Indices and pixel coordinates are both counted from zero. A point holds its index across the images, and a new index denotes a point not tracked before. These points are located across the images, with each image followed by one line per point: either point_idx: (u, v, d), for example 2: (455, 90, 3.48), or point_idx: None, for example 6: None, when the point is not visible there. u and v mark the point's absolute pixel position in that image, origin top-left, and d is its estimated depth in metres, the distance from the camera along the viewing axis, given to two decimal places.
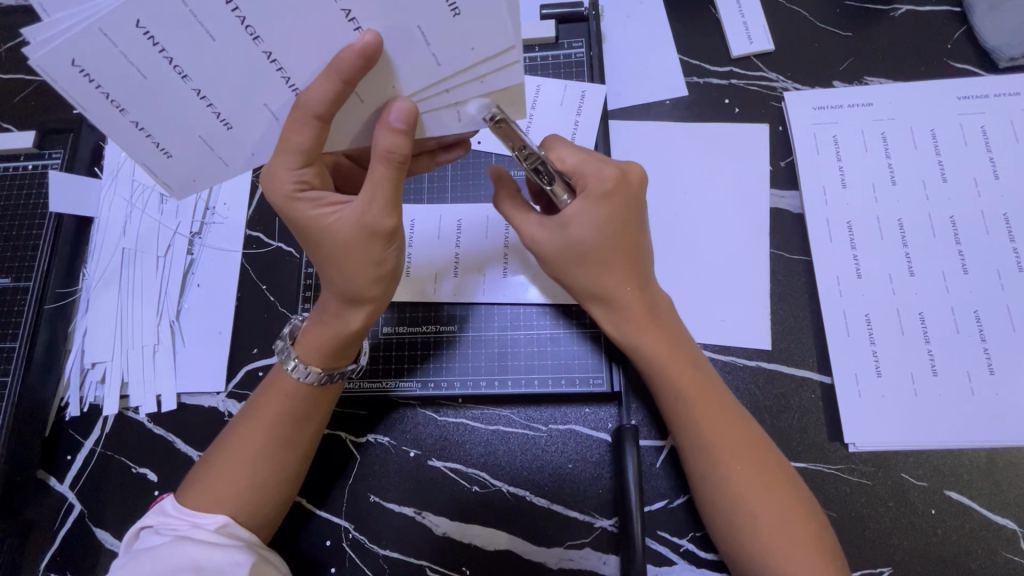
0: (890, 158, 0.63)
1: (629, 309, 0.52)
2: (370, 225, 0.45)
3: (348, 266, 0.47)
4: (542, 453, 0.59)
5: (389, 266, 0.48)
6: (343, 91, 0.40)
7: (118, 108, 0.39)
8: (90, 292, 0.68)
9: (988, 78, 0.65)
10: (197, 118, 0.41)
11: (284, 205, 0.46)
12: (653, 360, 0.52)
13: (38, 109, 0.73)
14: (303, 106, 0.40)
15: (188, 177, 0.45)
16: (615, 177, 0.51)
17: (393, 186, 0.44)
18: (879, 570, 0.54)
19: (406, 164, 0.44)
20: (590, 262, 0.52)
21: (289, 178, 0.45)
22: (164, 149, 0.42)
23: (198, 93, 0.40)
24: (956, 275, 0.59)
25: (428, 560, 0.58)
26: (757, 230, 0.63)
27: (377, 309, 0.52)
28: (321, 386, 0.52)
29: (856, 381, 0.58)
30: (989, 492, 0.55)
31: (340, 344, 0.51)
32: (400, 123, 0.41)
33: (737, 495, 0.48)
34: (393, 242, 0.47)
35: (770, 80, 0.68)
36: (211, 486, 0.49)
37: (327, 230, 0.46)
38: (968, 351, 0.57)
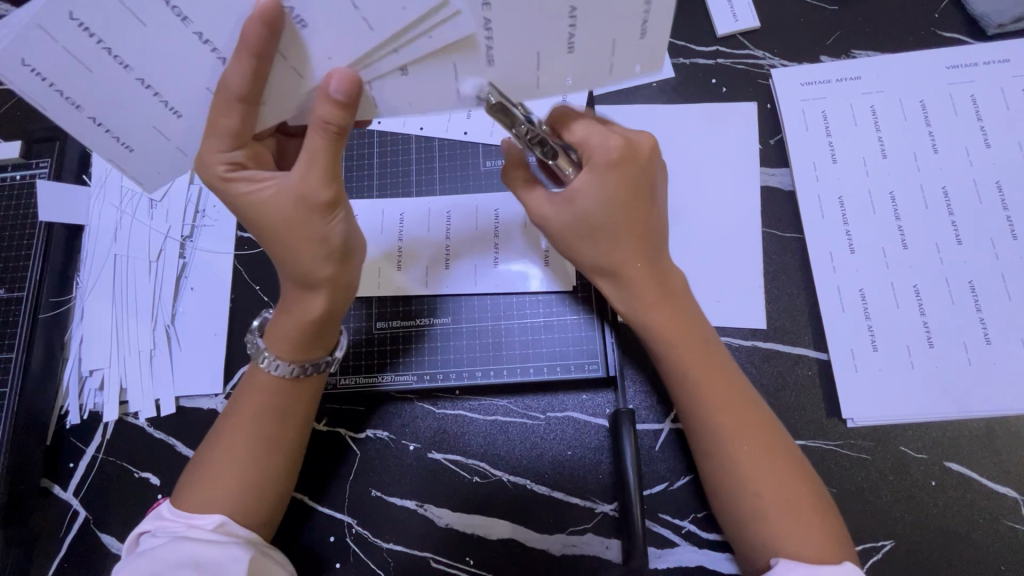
0: (880, 132, 0.63)
1: (638, 285, 0.52)
2: (306, 196, 0.45)
3: (294, 240, 0.47)
4: (540, 440, 0.59)
5: (337, 239, 0.47)
6: (260, 66, 0.40)
7: (73, 105, 0.41)
8: (84, 300, 0.68)
9: (977, 45, 0.64)
10: (145, 109, 0.42)
11: (220, 186, 0.46)
12: (663, 336, 0.52)
13: (23, 119, 0.73)
14: (226, 87, 0.41)
15: (153, 169, 0.46)
16: (621, 147, 0.49)
17: (327, 155, 0.44)
18: (883, 543, 0.54)
19: (344, 135, 0.44)
20: (598, 238, 0.52)
21: (220, 160, 0.45)
22: (124, 142, 0.44)
23: (143, 83, 0.40)
24: (950, 247, 0.59)
25: (431, 552, 0.58)
26: (748, 209, 0.62)
27: (338, 293, 0.50)
28: (294, 378, 0.52)
29: (854, 357, 0.57)
30: (989, 461, 0.55)
31: (305, 331, 0.50)
32: (339, 94, 0.41)
33: (740, 473, 0.47)
34: (336, 212, 0.47)
35: (757, 58, 0.67)
36: (204, 485, 0.49)
37: (265, 207, 0.46)
38: (965, 322, 0.57)
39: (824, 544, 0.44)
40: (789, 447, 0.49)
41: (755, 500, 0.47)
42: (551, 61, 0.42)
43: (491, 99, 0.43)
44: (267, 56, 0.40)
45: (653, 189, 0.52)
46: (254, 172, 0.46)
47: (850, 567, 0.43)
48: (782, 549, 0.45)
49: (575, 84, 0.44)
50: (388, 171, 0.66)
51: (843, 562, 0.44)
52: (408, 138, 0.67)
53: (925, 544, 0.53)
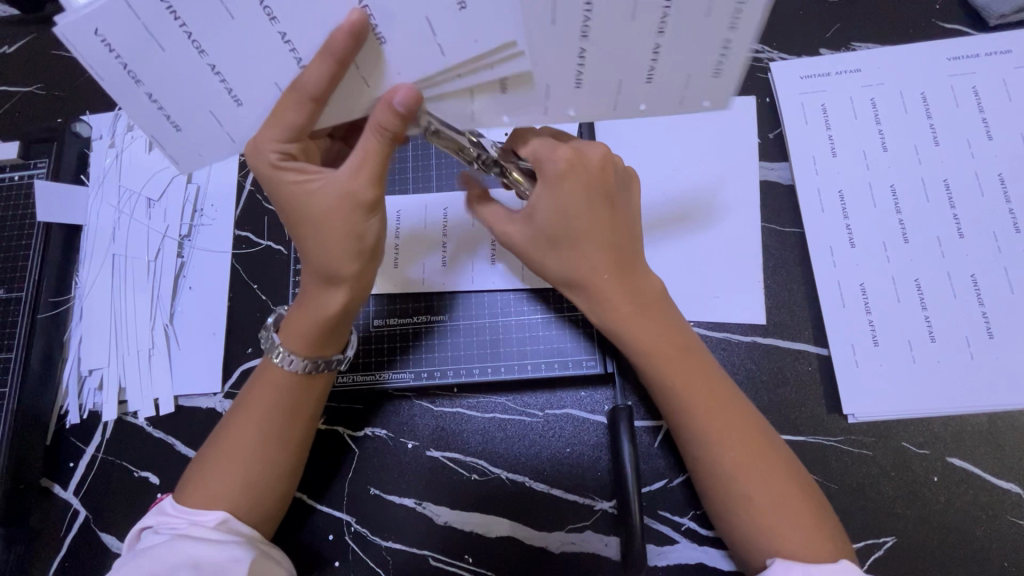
0: (881, 125, 0.62)
1: (610, 297, 0.51)
2: (353, 194, 0.46)
3: (330, 237, 0.47)
4: (539, 438, 0.59)
5: (372, 238, 0.48)
6: (337, 72, 0.40)
7: (134, 81, 0.39)
8: (84, 299, 0.68)
9: (977, 37, 0.63)
10: (208, 94, 0.40)
11: (267, 173, 0.46)
12: (641, 347, 0.51)
13: (22, 119, 0.73)
14: (297, 87, 0.41)
15: (198, 154, 0.44)
16: (570, 157, 0.49)
17: (380, 157, 0.45)
18: (884, 540, 0.53)
19: (398, 141, 0.44)
20: (565, 247, 0.51)
21: (272, 147, 0.44)
22: (176, 122, 0.42)
23: (211, 68, 0.39)
24: (951, 240, 0.58)
25: (430, 550, 0.58)
26: (747, 203, 0.62)
27: (356, 292, 0.50)
28: (306, 374, 0.52)
29: (854, 352, 0.57)
30: (992, 456, 0.54)
31: (321, 328, 0.50)
32: (402, 107, 0.41)
33: (730, 479, 0.47)
34: (375, 215, 0.47)
35: (755, 51, 0.67)
36: (209, 481, 0.49)
37: (314, 199, 0.47)
38: (967, 315, 0.56)
39: (820, 542, 0.44)
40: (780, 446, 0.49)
41: (744, 502, 0.46)
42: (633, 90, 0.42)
43: (427, 125, 0.44)
44: (346, 63, 0.39)
45: (613, 196, 0.51)
46: (302, 164, 0.47)
47: (849, 565, 0.43)
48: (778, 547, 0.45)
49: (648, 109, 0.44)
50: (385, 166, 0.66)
51: (839, 559, 0.43)
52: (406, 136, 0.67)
53: (927, 541, 0.53)
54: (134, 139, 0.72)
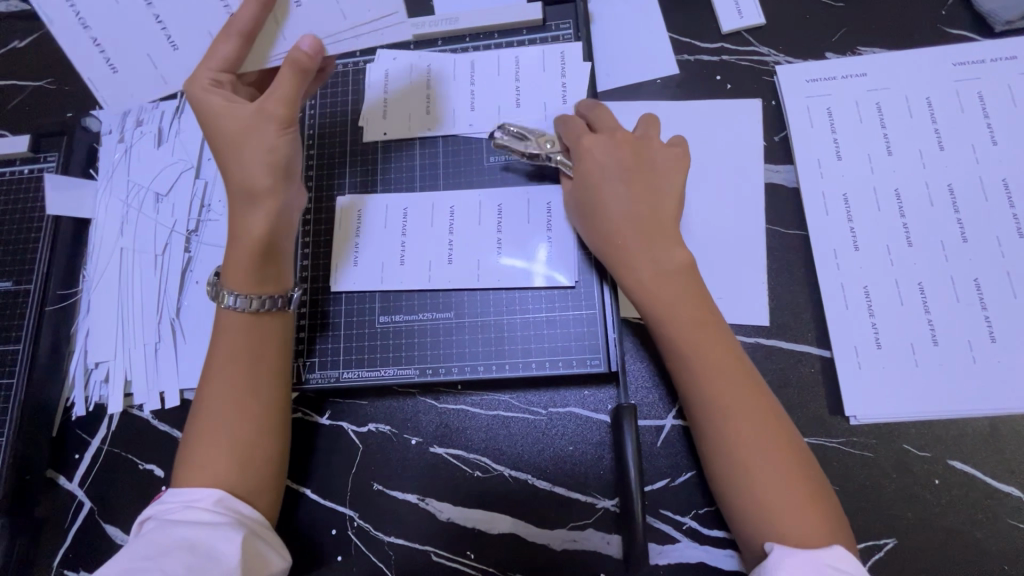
0: (886, 129, 0.62)
1: (663, 262, 0.54)
2: (269, 115, 0.51)
3: (249, 150, 0.51)
4: (542, 435, 0.60)
5: (283, 156, 0.52)
6: (262, 14, 0.49)
7: (83, 27, 0.49)
8: (91, 293, 0.69)
9: (983, 43, 0.64)
10: (149, 40, 0.51)
11: (199, 97, 0.51)
12: (677, 310, 0.52)
13: (33, 114, 0.74)
14: (232, 22, 0.49)
15: (128, 93, 0.53)
16: (629, 137, 0.59)
17: (291, 89, 0.51)
18: (885, 541, 0.53)
19: (307, 80, 0.51)
20: (630, 224, 0.55)
21: (207, 76, 0.51)
22: (111, 64, 0.51)
23: (157, 19, 0.50)
24: (955, 244, 0.59)
25: (432, 545, 0.58)
26: (752, 205, 0.62)
27: (277, 213, 0.53)
28: (253, 313, 0.53)
29: (857, 354, 0.57)
30: (993, 460, 0.55)
31: (253, 256, 0.53)
32: (307, 49, 0.49)
33: (732, 438, 0.48)
34: (289, 132, 0.52)
35: (762, 54, 0.67)
36: (201, 437, 0.50)
37: (231, 121, 0.51)
38: (970, 319, 0.57)
39: (818, 524, 0.44)
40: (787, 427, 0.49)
41: (750, 477, 0.46)
42: None
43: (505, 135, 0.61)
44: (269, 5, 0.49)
45: (669, 176, 0.58)
46: (229, 94, 0.51)
47: (842, 551, 0.42)
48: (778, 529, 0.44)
49: None
50: (392, 167, 0.67)
51: (834, 545, 0.43)
52: (413, 138, 0.67)
53: (927, 543, 0.53)
54: (143, 134, 0.72)
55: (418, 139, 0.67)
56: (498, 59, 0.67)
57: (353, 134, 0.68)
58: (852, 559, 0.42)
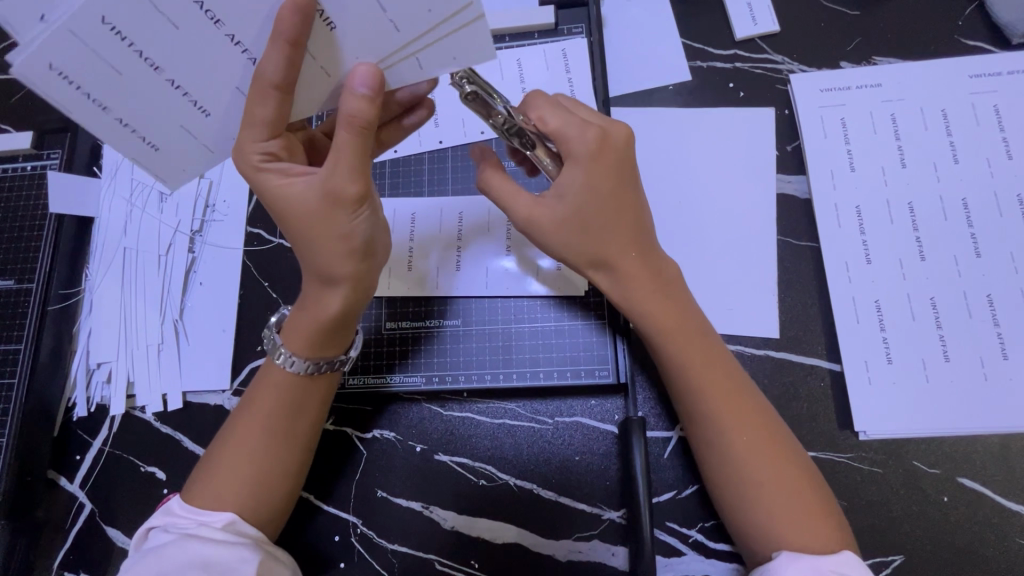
0: (900, 141, 0.62)
1: (633, 276, 0.51)
2: (335, 191, 0.43)
3: (323, 241, 0.45)
4: (548, 445, 0.59)
5: (360, 239, 0.45)
6: (295, 56, 0.39)
7: (100, 107, 0.39)
8: (93, 292, 0.68)
9: (1000, 55, 0.63)
10: (175, 109, 0.41)
11: (251, 177, 0.45)
12: (659, 330, 0.50)
13: (35, 109, 0.73)
14: (259, 75, 0.39)
15: (177, 168, 0.45)
16: (598, 138, 0.48)
17: (357, 153, 0.42)
18: (892, 558, 0.53)
19: (372, 132, 0.43)
20: (585, 234, 0.50)
21: (255, 149, 0.44)
22: (150, 142, 0.42)
23: (172, 84, 0.39)
24: (968, 259, 0.58)
25: (437, 554, 0.58)
26: (764, 215, 0.62)
27: (356, 292, 0.48)
28: (309, 375, 0.51)
29: (867, 369, 0.57)
30: (1003, 478, 0.54)
31: (321, 330, 0.49)
32: (365, 88, 0.40)
33: (742, 456, 0.47)
34: (364, 208, 0.45)
35: (776, 62, 0.66)
36: (214, 492, 0.48)
37: (294, 201, 0.45)
38: (981, 335, 0.56)
39: (822, 531, 0.44)
40: (784, 432, 0.48)
41: (758, 488, 0.46)
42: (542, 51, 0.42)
43: (467, 88, 0.45)
44: (302, 44, 0.39)
45: (634, 177, 0.51)
46: (287, 166, 0.45)
47: (849, 555, 0.42)
48: (784, 541, 0.44)
49: None
50: (400, 173, 0.66)
51: (844, 552, 0.43)
52: (422, 147, 0.66)
53: (935, 560, 0.53)
54: None
55: (426, 152, 0.66)
56: (499, 63, 0.66)
57: None
58: (859, 565, 0.42)
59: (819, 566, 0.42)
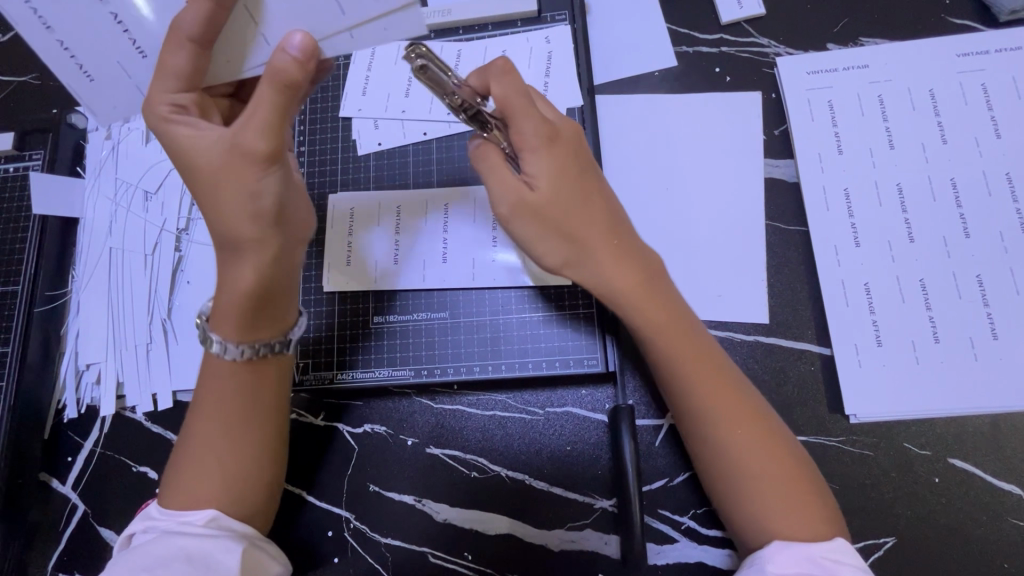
0: (888, 122, 0.61)
1: (610, 268, 0.50)
2: (247, 144, 0.44)
3: (232, 199, 0.45)
4: (539, 436, 0.59)
5: (269, 201, 0.46)
6: (217, 13, 0.42)
7: (45, 27, 0.44)
8: (80, 294, 0.67)
9: (987, 33, 0.62)
10: (65, 73, 0.46)
11: (159, 127, 0.45)
12: (639, 318, 0.50)
13: (15, 110, 0.72)
14: (177, 27, 0.42)
15: (109, 105, 0.48)
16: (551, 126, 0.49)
17: (275, 111, 0.43)
18: (884, 540, 0.53)
19: (297, 95, 0.43)
20: (554, 226, 0.50)
21: (163, 100, 0.45)
22: (87, 74, 0.46)
23: (63, 45, 0.45)
24: (957, 239, 0.58)
25: (430, 547, 0.57)
26: (752, 199, 0.61)
27: (270, 263, 0.47)
28: (245, 362, 0.50)
29: (857, 352, 0.57)
30: (993, 457, 0.54)
31: (244, 309, 0.48)
32: (295, 50, 0.41)
33: (731, 450, 0.47)
34: (274, 167, 0.45)
35: (762, 46, 0.66)
36: (189, 477, 0.48)
37: (207, 154, 0.45)
38: (972, 316, 0.56)
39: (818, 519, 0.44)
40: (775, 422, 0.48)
41: (749, 481, 0.46)
42: None
43: (417, 62, 0.45)
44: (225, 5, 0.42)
45: (594, 171, 0.52)
46: (195, 120, 0.45)
47: (844, 543, 0.43)
48: (771, 527, 0.44)
49: None
50: (385, 166, 0.65)
51: (833, 534, 0.43)
52: (407, 139, 0.66)
53: (927, 540, 0.53)
54: (130, 131, 0.71)
55: (411, 143, 0.66)
56: (484, 49, 0.66)
57: (345, 130, 0.66)
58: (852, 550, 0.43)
59: (811, 555, 0.42)
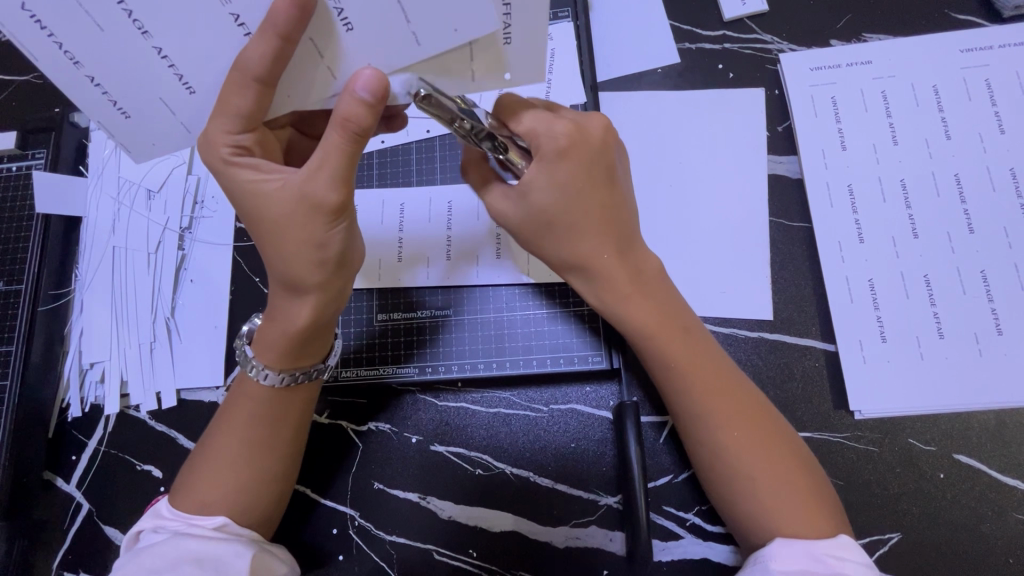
0: (891, 118, 0.61)
1: (608, 277, 0.50)
2: (312, 197, 0.42)
3: (294, 246, 0.44)
4: (544, 433, 0.59)
5: (334, 249, 0.45)
6: (284, 48, 0.37)
7: (72, 61, 0.36)
8: (84, 292, 0.67)
9: (991, 28, 0.62)
10: (92, 105, 0.38)
11: (222, 169, 0.44)
12: (639, 326, 0.50)
13: (17, 108, 0.72)
14: (240, 65, 0.37)
15: (146, 142, 0.42)
16: (570, 132, 0.46)
17: (343, 158, 0.41)
18: (889, 536, 0.53)
19: (366, 139, 0.41)
20: (557, 233, 0.49)
21: (224, 141, 0.43)
22: (121, 109, 0.39)
23: (92, 81, 0.37)
24: (961, 235, 0.58)
25: (434, 544, 0.58)
26: (756, 196, 0.61)
27: (326, 301, 0.47)
28: (284, 387, 0.50)
29: (861, 348, 0.57)
30: (997, 453, 0.54)
31: (293, 342, 0.48)
32: (366, 94, 0.38)
33: (734, 458, 0.46)
34: (339, 220, 0.43)
35: (765, 42, 0.66)
36: (202, 489, 0.48)
37: (269, 202, 0.44)
38: (976, 311, 0.56)
39: (821, 520, 0.44)
40: (779, 427, 0.48)
41: (751, 487, 0.46)
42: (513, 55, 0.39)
43: (421, 93, 0.40)
44: (293, 39, 0.36)
45: (612, 171, 0.49)
46: (259, 163, 0.44)
47: (847, 541, 0.42)
48: (774, 530, 0.44)
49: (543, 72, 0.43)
50: (388, 164, 0.65)
51: (839, 535, 0.43)
52: (410, 137, 0.66)
53: (931, 535, 0.53)
54: None
55: (415, 141, 0.66)
56: None
57: None
58: (857, 548, 0.42)
59: (813, 551, 0.42)
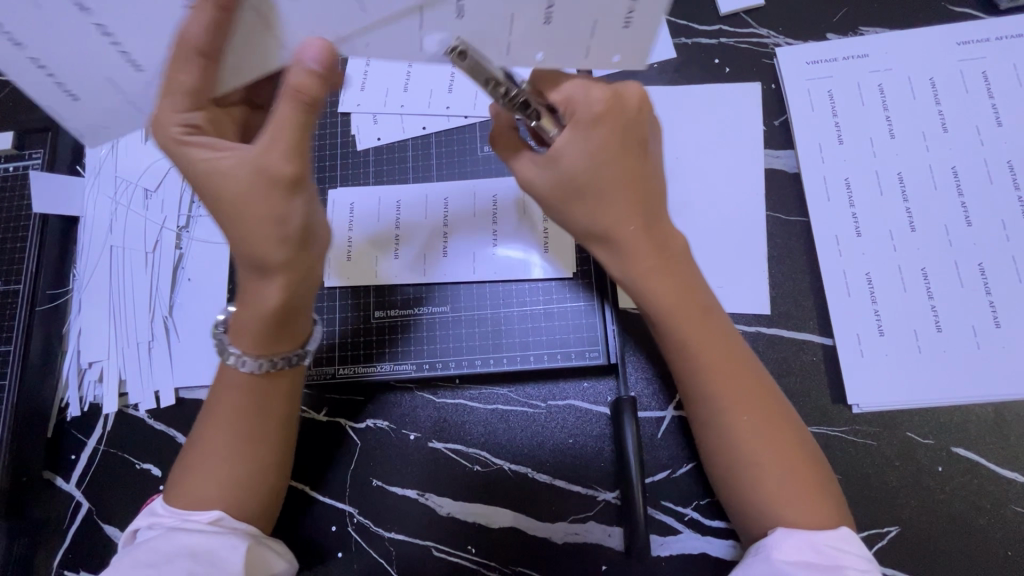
0: (888, 111, 0.61)
1: (635, 249, 0.48)
2: (267, 168, 0.42)
3: (256, 222, 0.43)
4: (542, 429, 0.59)
5: (296, 224, 0.44)
6: (221, 18, 0.39)
7: (81, 10, 0.38)
8: (83, 292, 0.68)
9: (989, 20, 0.62)
10: (106, 62, 0.41)
11: (172, 150, 0.43)
12: (665, 300, 0.49)
13: (14, 109, 0.72)
14: (184, 39, 0.39)
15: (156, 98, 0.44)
16: (607, 99, 0.46)
17: (294, 128, 0.42)
18: (888, 529, 0.53)
19: (317, 110, 0.42)
20: (584, 201, 0.48)
21: (175, 120, 0.42)
22: (134, 63, 0.41)
23: (103, 32, 0.39)
24: (959, 228, 0.58)
25: (434, 541, 0.58)
26: (754, 191, 0.61)
27: (295, 283, 0.46)
28: (264, 373, 0.49)
29: (859, 341, 0.56)
30: (996, 445, 0.54)
31: (263, 324, 0.47)
32: (315, 64, 0.40)
33: (748, 439, 0.46)
34: (297, 193, 0.43)
35: (761, 36, 0.65)
36: (192, 485, 0.47)
37: (224, 178, 0.43)
38: (974, 304, 0.56)
39: (821, 510, 0.44)
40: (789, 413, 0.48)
41: (760, 471, 0.45)
42: (605, 40, 0.42)
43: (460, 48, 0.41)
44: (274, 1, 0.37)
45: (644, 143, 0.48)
46: (213, 141, 0.43)
47: (846, 532, 0.42)
48: (775, 515, 0.44)
49: (618, 61, 0.44)
50: (385, 162, 0.65)
51: (837, 525, 0.43)
52: (406, 134, 0.66)
53: (930, 529, 0.53)
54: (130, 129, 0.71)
55: (411, 138, 0.66)
56: None
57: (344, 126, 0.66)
58: (854, 537, 0.42)
59: (813, 542, 0.42)
